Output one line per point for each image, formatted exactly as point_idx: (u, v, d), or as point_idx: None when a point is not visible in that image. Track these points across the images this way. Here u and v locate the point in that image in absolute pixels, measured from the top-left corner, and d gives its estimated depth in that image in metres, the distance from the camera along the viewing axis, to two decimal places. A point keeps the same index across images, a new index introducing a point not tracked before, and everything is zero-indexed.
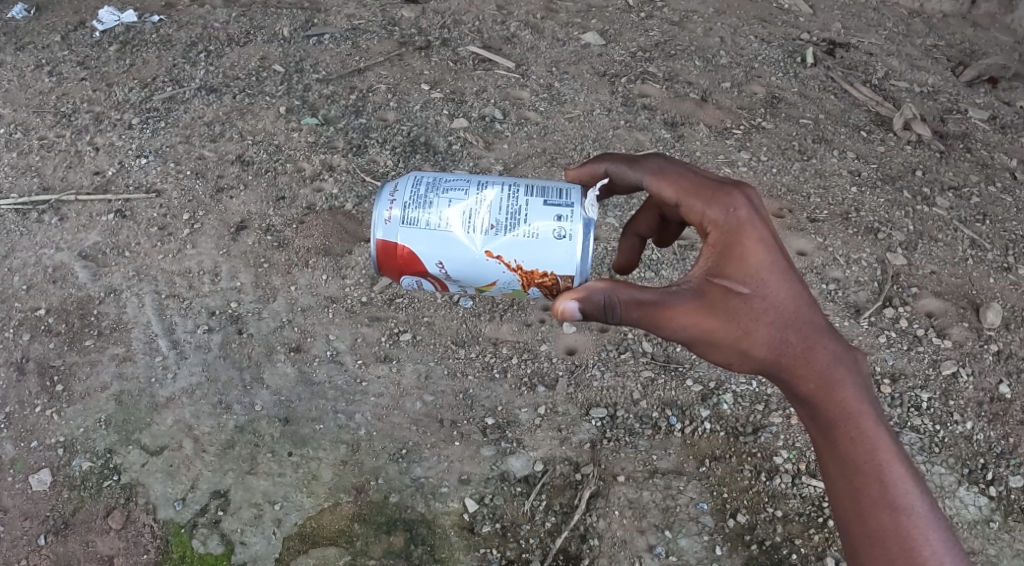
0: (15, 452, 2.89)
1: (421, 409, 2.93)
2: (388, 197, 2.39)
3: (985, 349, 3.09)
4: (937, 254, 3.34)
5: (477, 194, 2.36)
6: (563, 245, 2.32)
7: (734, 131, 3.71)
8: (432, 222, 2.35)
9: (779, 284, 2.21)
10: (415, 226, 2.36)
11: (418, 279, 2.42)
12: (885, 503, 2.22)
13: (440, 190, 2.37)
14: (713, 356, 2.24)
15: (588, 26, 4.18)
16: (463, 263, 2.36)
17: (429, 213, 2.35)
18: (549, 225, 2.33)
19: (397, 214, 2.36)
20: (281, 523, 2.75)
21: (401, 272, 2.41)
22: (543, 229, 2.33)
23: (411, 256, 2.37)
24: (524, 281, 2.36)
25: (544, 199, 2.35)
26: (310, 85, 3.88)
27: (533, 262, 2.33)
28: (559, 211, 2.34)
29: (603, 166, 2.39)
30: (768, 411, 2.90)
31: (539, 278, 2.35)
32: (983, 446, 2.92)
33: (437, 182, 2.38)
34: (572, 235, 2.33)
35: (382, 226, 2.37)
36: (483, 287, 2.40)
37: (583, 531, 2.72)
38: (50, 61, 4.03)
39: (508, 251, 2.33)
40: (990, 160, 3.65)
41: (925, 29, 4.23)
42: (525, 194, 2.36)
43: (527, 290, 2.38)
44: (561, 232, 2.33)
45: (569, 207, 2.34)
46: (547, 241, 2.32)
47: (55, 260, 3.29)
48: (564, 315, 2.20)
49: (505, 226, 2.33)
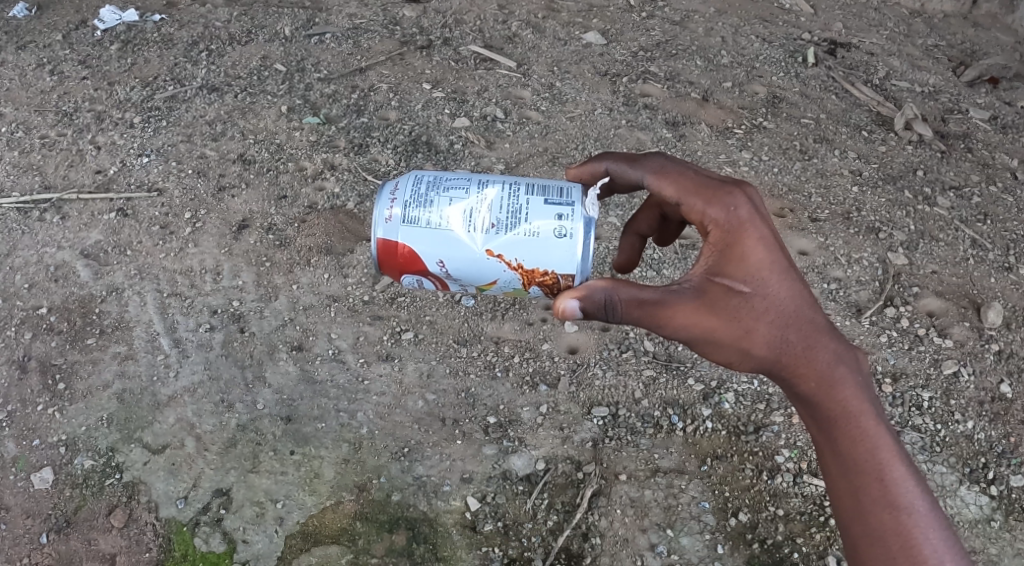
0: (17, 450, 2.89)
1: (423, 408, 2.94)
2: (388, 196, 2.39)
3: (986, 349, 3.10)
4: (938, 254, 3.34)
5: (477, 193, 2.36)
6: (563, 244, 2.33)
7: (735, 130, 3.71)
8: (432, 221, 2.35)
9: (780, 283, 2.22)
10: (415, 225, 2.36)
11: (419, 279, 2.42)
12: (885, 502, 2.22)
13: (441, 189, 2.37)
14: (713, 356, 2.24)
15: (589, 25, 4.18)
16: (463, 262, 2.36)
17: (430, 212, 2.35)
18: (550, 224, 2.33)
19: (398, 213, 2.37)
20: (283, 521, 2.75)
21: (402, 271, 2.41)
22: (544, 228, 2.33)
23: (412, 255, 2.37)
24: (525, 280, 2.36)
25: (544, 197, 2.35)
26: (312, 84, 3.88)
27: (533, 261, 2.33)
28: (560, 210, 2.34)
29: (604, 165, 2.39)
30: (769, 410, 2.90)
31: (539, 277, 2.35)
32: (984, 446, 2.92)
33: (438, 181, 2.39)
34: (573, 234, 2.33)
35: (383, 225, 2.37)
36: (484, 286, 2.40)
37: (585, 530, 2.72)
38: (52, 59, 4.03)
39: (509, 250, 2.34)
40: (991, 160, 3.65)
41: (926, 29, 4.23)
42: (526, 193, 2.36)
43: (528, 289, 2.38)
44: (561, 232, 2.33)
45: (569, 206, 2.34)
46: (547, 240, 2.33)
47: (57, 258, 3.29)
48: (565, 314, 2.20)
49: (506, 225, 2.33)
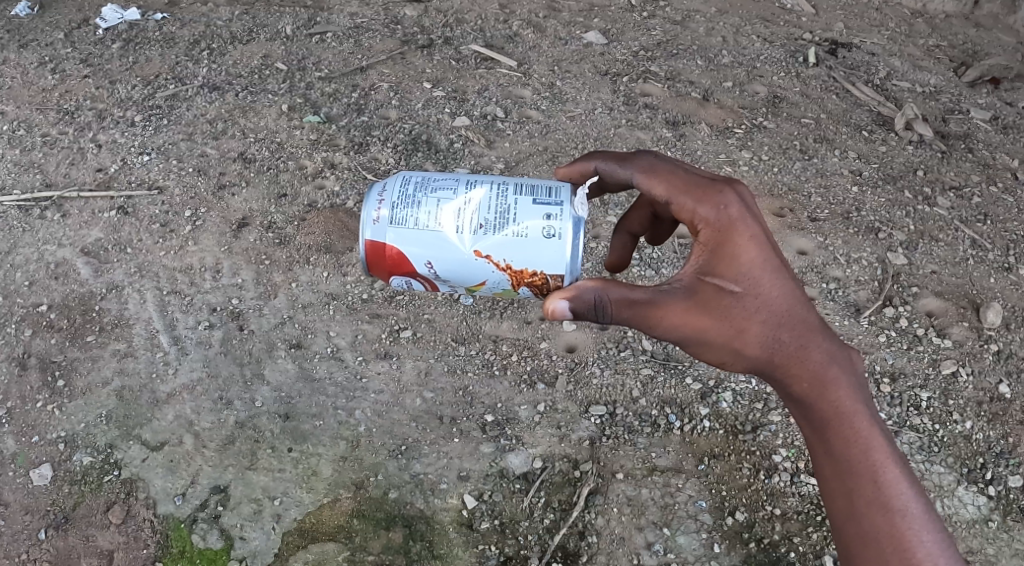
0: (16, 447, 2.89)
1: (421, 406, 2.94)
2: (376, 196, 2.39)
3: (985, 349, 3.10)
4: (937, 254, 3.34)
5: (465, 194, 2.36)
6: (552, 244, 2.33)
7: (735, 130, 3.71)
8: (421, 222, 2.35)
9: (771, 281, 2.22)
10: (404, 226, 2.36)
11: (408, 280, 2.43)
12: (879, 503, 2.22)
13: (429, 190, 2.38)
14: (705, 355, 2.24)
15: (590, 25, 4.18)
16: (452, 263, 2.37)
17: (418, 213, 2.36)
18: (539, 224, 2.33)
19: (386, 214, 2.37)
20: (280, 518, 2.76)
21: (391, 272, 2.42)
22: (533, 228, 2.33)
23: (401, 256, 2.38)
24: (514, 281, 2.37)
25: (533, 197, 2.36)
26: (313, 83, 3.89)
27: (523, 261, 2.34)
28: (548, 210, 2.34)
29: (594, 164, 2.40)
30: (767, 409, 2.90)
31: (529, 277, 2.35)
32: (982, 446, 2.92)
33: (426, 182, 2.39)
34: (562, 234, 2.33)
35: (372, 226, 2.38)
36: (474, 287, 2.41)
37: (582, 528, 2.72)
38: (54, 58, 4.04)
39: (498, 250, 2.34)
40: (991, 161, 3.65)
41: (927, 29, 4.23)
42: (515, 193, 2.36)
43: (518, 289, 2.39)
44: (550, 231, 2.33)
45: (558, 206, 2.35)
46: (536, 240, 2.33)
47: (58, 256, 3.30)
48: (555, 315, 2.20)
49: (494, 225, 2.34)
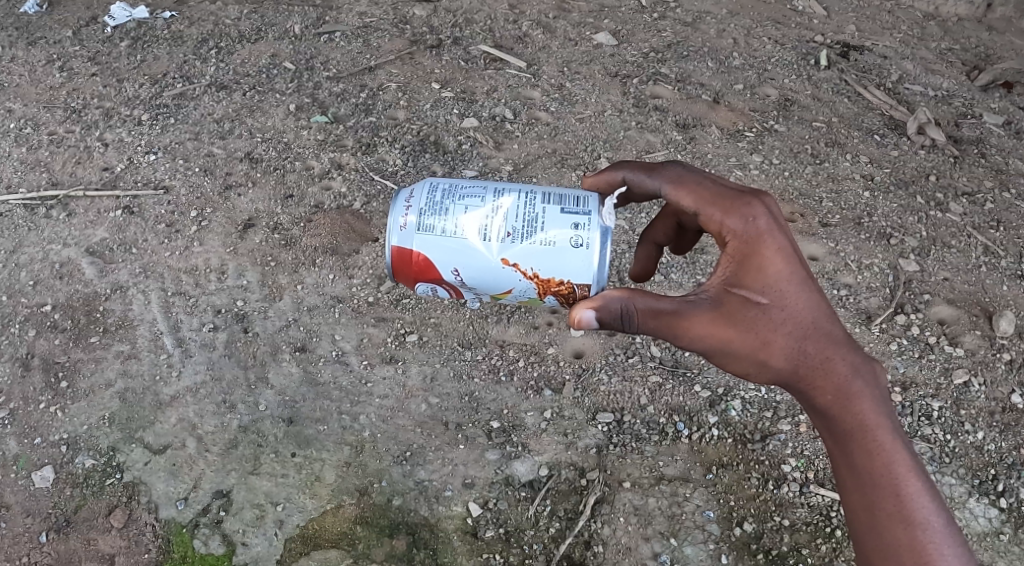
0: (18, 448, 2.87)
1: (426, 411, 2.91)
2: (403, 202, 2.38)
3: (997, 358, 3.06)
4: (950, 261, 3.29)
5: (493, 202, 2.35)
6: (580, 253, 2.32)
7: (746, 133, 3.67)
8: (448, 229, 2.34)
9: (797, 294, 2.19)
10: (431, 232, 2.35)
11: (434, 286, 2.42)
12: (900, 518, 2.18)
13: (456, 197, 2.36)
14: (728, 366, 2.22)
15: (600, 25, 4.14)
16: (479, 271, 2.35)
17: (445, 220, 2.35)
18: (566, 233, 2.32)
19: (413, 220, 2.36)
20: (282, 524, 2.74)
21: (417, 278, 2.40)
22: (560, 237, 2.32)
23: (427, 262, 2.36)
24: (540, 290, 2.36)
25: (561, 206, 2.34)
26: (320, 83, 3.86)
27: (550, 270, 2.32)
28: (576, 219, 2.33)
29: (621, 174, 2.40)
30: (777, 418, 2.87)
31: (555, 286, 2.34)
32: (995, 457, 2.88)
33: (453, 189, 2.38)
34: (589, 244, 2.32)
35: (398, 233, 2.36)
36: (499, 294, 2.40)
37: (588, 537, 2.69)
38: (61, 55, 4.02)
39: (525, 259, 2.33)
40: (1004, 166, 3.60)
41: (940, 32, 4.18)
42: (542, 202, 2.35)
43: (544, 298, 2.38)
44: (578, 241, 2.32)
45: (586, 215, 2.33)
46: (563, 249, 2.32)
47: (63, 256, 3.28)
48: (581, 324, 2.20)
49: (522, 234, 2.32)
